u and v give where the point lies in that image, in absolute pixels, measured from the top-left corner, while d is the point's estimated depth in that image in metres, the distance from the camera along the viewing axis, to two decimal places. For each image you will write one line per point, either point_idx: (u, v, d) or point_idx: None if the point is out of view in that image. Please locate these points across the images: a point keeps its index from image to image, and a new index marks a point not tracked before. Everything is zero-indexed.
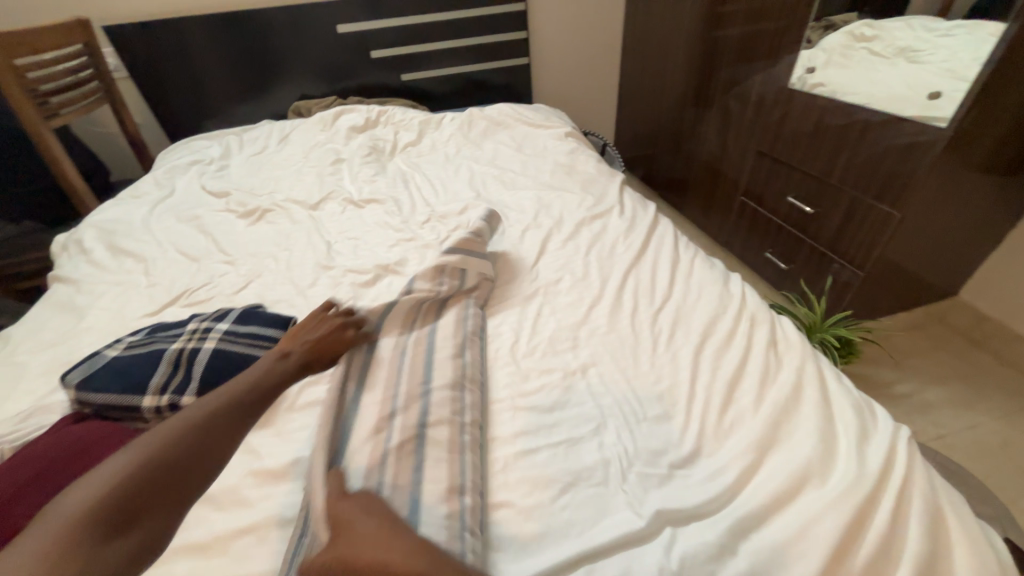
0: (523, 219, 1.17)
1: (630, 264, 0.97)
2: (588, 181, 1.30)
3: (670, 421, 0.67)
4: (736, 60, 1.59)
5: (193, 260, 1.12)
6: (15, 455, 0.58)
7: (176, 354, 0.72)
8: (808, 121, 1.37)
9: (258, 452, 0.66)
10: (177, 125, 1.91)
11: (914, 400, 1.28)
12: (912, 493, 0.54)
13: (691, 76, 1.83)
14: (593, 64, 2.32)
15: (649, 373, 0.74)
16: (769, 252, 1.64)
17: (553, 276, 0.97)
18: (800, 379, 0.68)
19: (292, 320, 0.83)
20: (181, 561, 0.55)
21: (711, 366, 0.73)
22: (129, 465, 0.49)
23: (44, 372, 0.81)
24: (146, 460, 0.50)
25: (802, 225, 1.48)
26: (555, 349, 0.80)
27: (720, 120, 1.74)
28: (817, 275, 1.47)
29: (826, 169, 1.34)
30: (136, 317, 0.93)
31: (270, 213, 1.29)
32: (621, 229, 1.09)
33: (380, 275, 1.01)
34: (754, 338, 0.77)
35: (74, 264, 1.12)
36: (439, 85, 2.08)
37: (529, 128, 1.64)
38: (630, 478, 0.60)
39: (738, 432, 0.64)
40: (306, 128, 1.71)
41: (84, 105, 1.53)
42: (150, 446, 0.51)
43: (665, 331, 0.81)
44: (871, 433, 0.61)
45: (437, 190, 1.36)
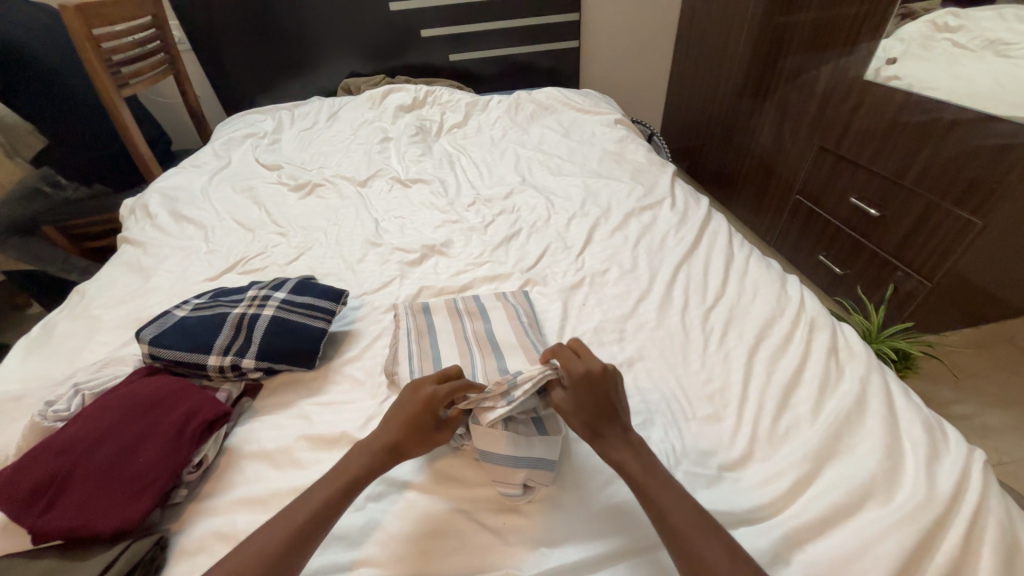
0: (569, 206, 1.15)
1: (681, 258, 0.94)
2: (638, 170, 1.27)
3: (720, 422, 0.65)
4: (806, 48, 1.50)
5: (248, 230, 1.16)
6: (98, 400, 0.63)
7: (238, 319, 0.75)
8: (883, 116, 1.27)
9: (311, 419, 0.68)
10: (233, 97, 1.97)
11: (972, 421, 1.20)
12: (988, 519, 0.50)
13: (753, 65, 1.73)
14: (646, 48, 2.23)
15: (698, 372, 0.72)
16: (823, 255, 1.56)
17: (600, 266, 0.95)
18: (864, 389, 0.65)
19: (344, 293, 0.84)
20: (241, 513, 0.57)
21: (766, 368, 0.71)
22: (274, 533, 0.48)
23: (117, 326, 0.87)
24: (293, 527, 0.49)
25: (864, 229, 1.39)
26: (600, 340, 0.79)
27: (778, 112, 1.66)
28: (876, 283, 1.39)
29: (899, 170, 1.25)
30: (197, 281, 0.98)
31: (320, 187, 1.32)
32: (672, 222, 1.05)
33: (426, 255, 1.03)
34: (814, 343, 0.74)
35: (141, 227, 1.18)
36: (486, 67, 2.06)
37: (577, 114, 1.60)
38: (677, 475, 0.59)
39: (797, 439, 0.61)
40: (355, 106, 1.73)
41: (151, 76, 1.59)
42: (294, 512, 0.50)
43: (716, 331, 0.78)
44: (942, 453, 0.57)
45: (482, 172, 1.36)
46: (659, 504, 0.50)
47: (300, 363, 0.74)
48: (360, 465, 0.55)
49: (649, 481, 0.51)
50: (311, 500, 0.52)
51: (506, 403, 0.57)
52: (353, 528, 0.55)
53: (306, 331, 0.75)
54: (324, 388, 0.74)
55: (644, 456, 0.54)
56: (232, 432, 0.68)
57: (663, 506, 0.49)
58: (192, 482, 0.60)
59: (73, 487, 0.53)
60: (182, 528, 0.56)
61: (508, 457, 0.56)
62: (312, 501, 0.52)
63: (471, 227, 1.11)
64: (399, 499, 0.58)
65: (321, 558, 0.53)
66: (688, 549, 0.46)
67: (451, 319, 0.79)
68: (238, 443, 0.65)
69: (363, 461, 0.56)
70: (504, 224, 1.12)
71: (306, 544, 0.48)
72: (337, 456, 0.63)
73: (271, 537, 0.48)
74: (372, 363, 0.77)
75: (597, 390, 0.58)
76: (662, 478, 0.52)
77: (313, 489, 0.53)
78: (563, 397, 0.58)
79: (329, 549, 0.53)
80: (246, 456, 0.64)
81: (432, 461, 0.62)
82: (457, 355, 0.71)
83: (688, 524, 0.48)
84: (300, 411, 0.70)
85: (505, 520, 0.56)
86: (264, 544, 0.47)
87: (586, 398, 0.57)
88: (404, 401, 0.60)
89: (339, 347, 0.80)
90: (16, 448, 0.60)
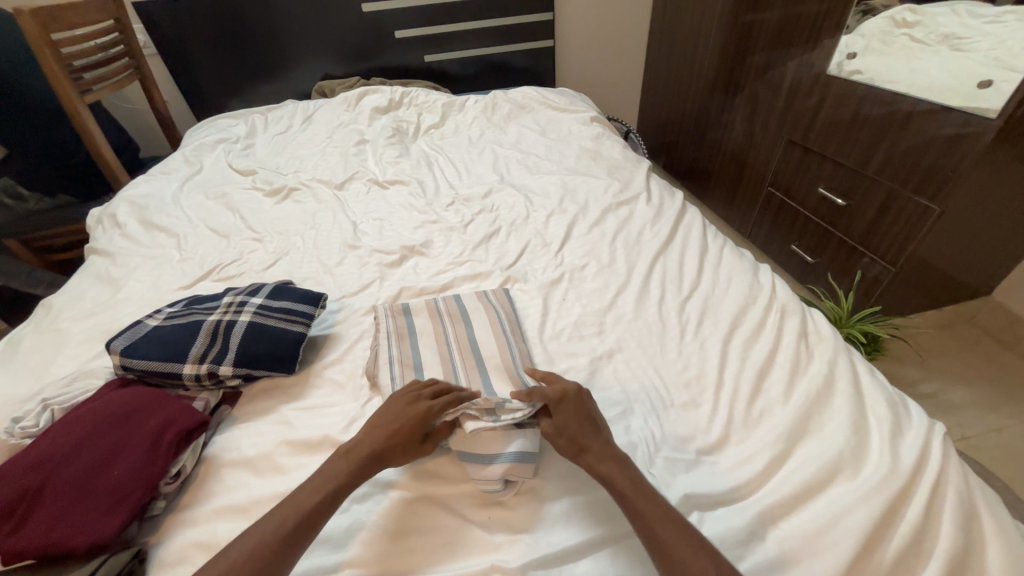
0: (547, 203, 1.16)
1: (657, 251, 0.96)
2: (614, 166, 1.29)
3: (697, 409, 0.67)
4: (772, 45, 1.54)
5: (223, 236, 1.14)
6: (67, 414, 0.61)
7: (213, 326, 0.73)
8: (846, 109, 1.32)
9: (292, 424, 0.68)
10: (203, 102, 1.93)
11: (938, 399, 1.26)
12: (947, 488, 0.53)
13: (723, 63, 1.78)
14: (620, 47, 2.26)
15: (676, 361, 0.73)
16: (795, 245, 1.61)
17: (579, 261, 0.96)
18: (833, 370, 0.68)
19: (323, 296, 0.84)
20: (222, 522, 0.57)
21: (740, 355, 0.73)
22: (251, 544, 0.48)
23: (86, 339, 0.85)
24: (271, 538, 0.48)
25: (832, 219, 1.44)
26: (581, 334, 0.80)
27: (748, 108, 1.71)
28: (844, 270, 1.44)
29: (862, 161, 1.30)
30: (171, 290, 0.96)
31: (296, 191, 1.30)
32: (648, 217, 1.07)
33: (406, 256, 1.03)
34: (785, 328, 0.76)
35: (110, 237, 1.15)
36: (462, 67, 2.06)
37: (553, 112, 1.62)
38: (657, 462, 0.60)
39: (770, 422, 0.63)
40: (330, 108, 1.71)
41: (116, 81, 1.54)
42: (272, 523, 0.49)
43: (693, 320, 0.80)
44: (905, 428, 0.60)
45: (460, 172, 1.36)
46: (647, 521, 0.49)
47: (279, 369, 0.73)
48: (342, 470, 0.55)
49: (635, 494, 0.51)
50: (291, 508, 0.51)
51: (491, 419, 0.59)
52: (336, 531, 0.55)
53: (285, 336, 0.75)
54: (305, 393, 0.73)
55: (629, 468, 0.53)
56: (210, 441, 0.66)
57: (635, 502, 0.50)
58: (169, 493, 0.59)
59: (44, 503, 0.52)
60: (160, 541, 0.55)
61: (491, 455, 0.57)
62: (288, 514, 0.50)
63: (450, 226, 1.12)
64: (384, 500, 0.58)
65: (306, 562, 0.52)
66: (674, 561, 0.46)
67: (432, 319, 0.80)
68: (217, 452, 0.64)
69: (345, 467, 0.55)
70: (483, 223, 1.12)
71: (287, 552, 0.48)
72: (320, 460, 0.63)
73: (248, 548, 0.47)
74: (353, 366, 0.76)
75: (579, 406, 0.59)
76: (647, 490, 0.51)
77: (293, 498, 0.52)
78: (547, 422, 0.59)
79: (313, 553, 0.53)
80: (226, 464, 0.63)
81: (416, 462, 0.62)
82: (440, 355, 0.71)
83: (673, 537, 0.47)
84: (281, 417, 0.69)
85: (489, 514, 0.56)
86: (243, 554, 0.47)
87: (571, 415, 0.58)
88: (389, 413, 0.60)
89: (319, 351, 0.80)
90: None
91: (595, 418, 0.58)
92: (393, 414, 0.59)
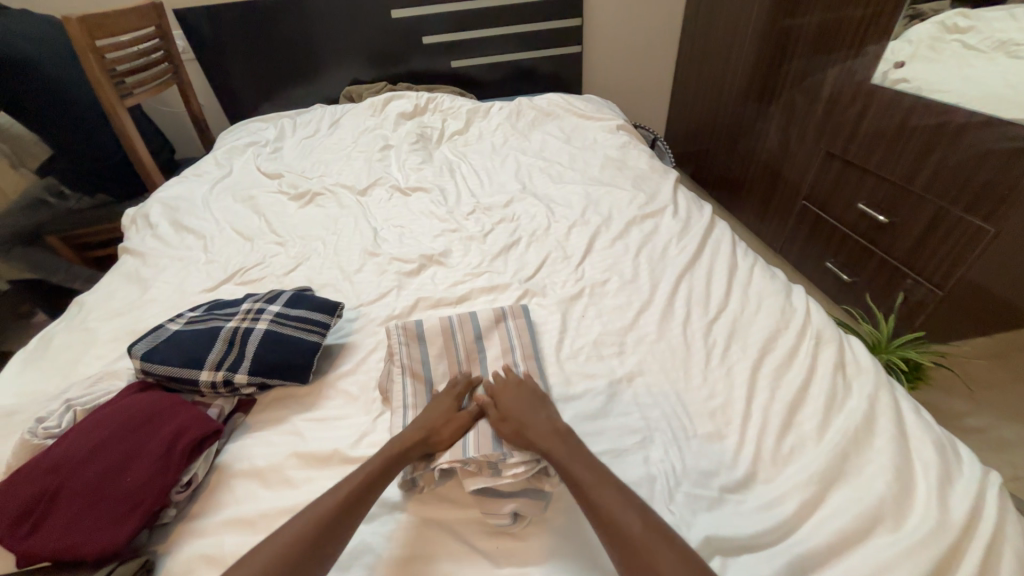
0: (569, 215, 1.13)
1: (683, 268, 0.92)
2: (640, 177, 1.25)
3: (722, 441, 0.63)
4: (812, 50, 1.47)
5: (247, 239, 1.16)
6: (87, 417, 0.62)
7: (231, 333, 0.74)
8: (891, 121, 1.24)
9: (304, 436, 0.67)
10: (237, 105, 1.98)
11: (986, 435, 1.16)
12: (1006, 549, 0.47)
13: (758, 69, 1.71)
14: (649, 52, 2.22)
15: (701, 388, 0.70)
16: (830, 262, 1.53)
17: (600, 276, 0.93)
18: (874, 407, 0.63)
19: (340, 305, 0.83)
20: (230, 534, 0.56)
21: (770, 384, 0.68)
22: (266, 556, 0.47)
23: (112, 338, 0.87)
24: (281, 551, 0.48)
25: (873, 235, 1.36)
26: (600, 353, 0.77)
27: (783, 116, 1.64)
28: (885, 291, 1.36)
29: (908, 175, 1.22)
30: (195, 292, 0.98)
31: (320, 196, 1.31)
32: (674, 231, 1.03)
33: (424, 265, 1.02)
34: (820, 357, 0.71)
35: (142, 237, 1.19)
36: (488, 73, 2.05)
37: (578, 120, 1.59)
38: (677, 498, 0.56)
39: (803, 460, 0.59)
40: (357, 113, 1.73)
41: (154, 85, 1.60)
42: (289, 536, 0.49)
43: (719, 344, 0.76)
44: (955, 476, 0.55)
45: (483, 180, 1.35)
46: (573, 475, 0.54)
47: (293, 379, 0.73)
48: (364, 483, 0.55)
49: (560, 449, 0.57)
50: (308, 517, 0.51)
51: (495, 475, 0.58)
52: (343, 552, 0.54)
53: (301, 345, 0.74)
54: (318, 403, 0.73)
55: (640, 509, 0.51)
56: (223, 448, 0.67)
57: (644, 549, 0.47)
58: (180, 502, 0.59)
59: (60, 507, 0.52)
60: (169, 550, 0.55)
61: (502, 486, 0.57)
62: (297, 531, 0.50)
63: (470, 235, 1.10)
64: (392, 520, 0.57)
65: None
66: None
67: (447, 334, 0.78)
68: (229, 461, 0.64)
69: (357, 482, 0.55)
70: (503, 233, 1.10)
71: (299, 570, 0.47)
72: (330, 475, 0.62)
73: (258, 564, 0.47)
74: (367, 378, 0.76)
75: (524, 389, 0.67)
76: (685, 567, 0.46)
77: (306, 511, 0.52)
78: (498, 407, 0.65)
79: None
80: (237, 474, 0.63)
81: (425, 485, 0.61)
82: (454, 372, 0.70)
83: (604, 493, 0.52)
84: (293, 427, 0.68)
85: (498, 543, 0.54)
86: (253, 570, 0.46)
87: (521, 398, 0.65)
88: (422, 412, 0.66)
89: (334, 361, 0.79)
90: (6, 464, 0.60)
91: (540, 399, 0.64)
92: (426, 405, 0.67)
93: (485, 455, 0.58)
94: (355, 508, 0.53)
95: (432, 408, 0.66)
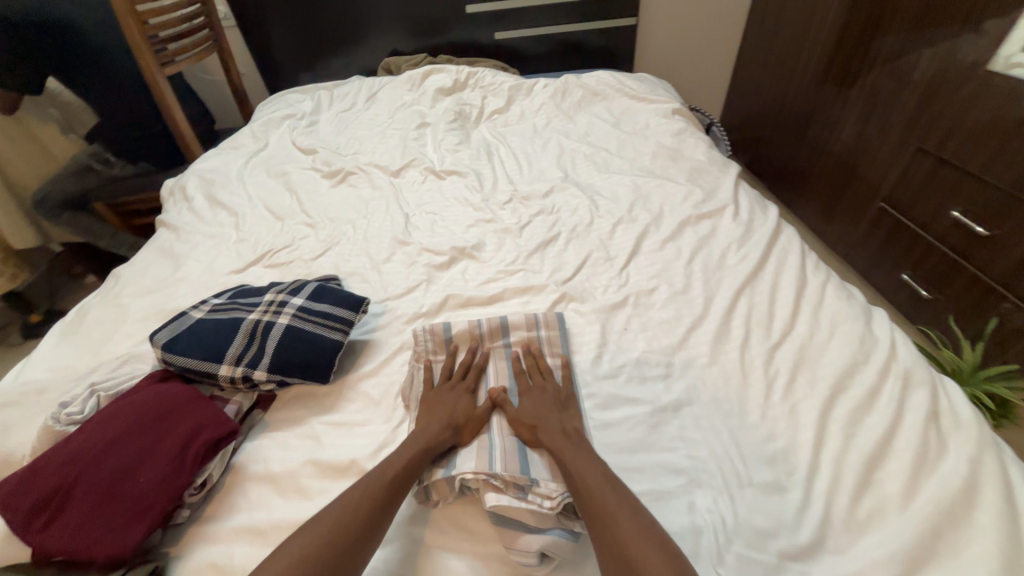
0: (614, 209, 1.03)
1: (743, 279, 0.82)
2: (696, 170, 1.12)
3: (783, 495, 0.54)
4: (911, 26, 1.27)
5: (278, 219, 1.13)
6: (109, 405, 0.61)
7: (252, 326, 0.71)
8: (1005, 114, 1.06)
9: (321, 441, 0.64)
10: (276, 75, 1.95)
11: None
12: None
13: (841, 46, 1.50)
14: (712, 25, 2.01)
15: (759, 427, 0.61)
16: (908, 275, 1.37)
17: (647, 283, 0.84)
18: (977, 473, 0.52)
19: (365, 300, 0.79)
20: (240, 544, 0.54)
21: (843, 431, 0.59)
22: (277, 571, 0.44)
23: (143, 317, 0.86)
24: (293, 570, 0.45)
25: (965, 248, 1.19)
26: (643, 374, 0.69)
27: (866, 103, 1.44)
28: (975, 313, 1.19)
29: (1019, 180, 1.04)
30: (224, 273, 0.96)
31: (352, 175, 1.27)
32: (734, 236, 0.92)
33: (455, 258, 0.96)
34: (908, 402, 0.61)
35: (178, 210, 1.18)
36: (533, 45, 1.92)
37: (630, 101, 1.45)
38: (727, 559, 0.49)
39: (883, 532, 0.50)
40: (394, 86, 1.66)
41: (195, 53, 1.57)
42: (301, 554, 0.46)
43: (783, 374, 0.67)
44: None
45: (521, 165, 1.26)
46: (615, 529, 0.47)
47: (313, 377, 0.69)
48: (377, 507, 0.51)
49: (593, 482, 0.52)
50: (321, 536, 0.48)
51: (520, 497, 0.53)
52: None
53: (322, 343, 0.71)
54: (337, 405, 0.69)
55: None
56: (241, 447, 0.64)
57: None
58: (195, 503, 0.57)
59: (74, 503, 0.51)
60: (181, 554, 0.54)
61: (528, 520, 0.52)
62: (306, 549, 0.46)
63: (506, 227, 1.03)
64: (407, 545, 0.53)
65: None
66: None
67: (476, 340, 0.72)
68: (245, 462, 0.62)
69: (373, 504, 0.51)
70: (541, 227, 1.02)
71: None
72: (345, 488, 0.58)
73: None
74: (389, 381, 0.71)
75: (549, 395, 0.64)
76: None
77: (320, 528, 0.49)
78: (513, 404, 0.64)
79: None
80: (251, 477, 0.60)
81: (445, 507, 0.57)
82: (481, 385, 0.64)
83: (610, 501, 0.50)
84: (310, 430, 0.65)
85: None
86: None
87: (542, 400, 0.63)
88: (435, 402, 0.64)
89: (356, 359, 0.76)
90: (30, 450, 0.59)
91: (561, 401, 0.63)
92: (436, 391, 0.66)
93: (512, 474, 0.54)
94: (368, 531, 0.49)
95: (449, 399, 0.65)
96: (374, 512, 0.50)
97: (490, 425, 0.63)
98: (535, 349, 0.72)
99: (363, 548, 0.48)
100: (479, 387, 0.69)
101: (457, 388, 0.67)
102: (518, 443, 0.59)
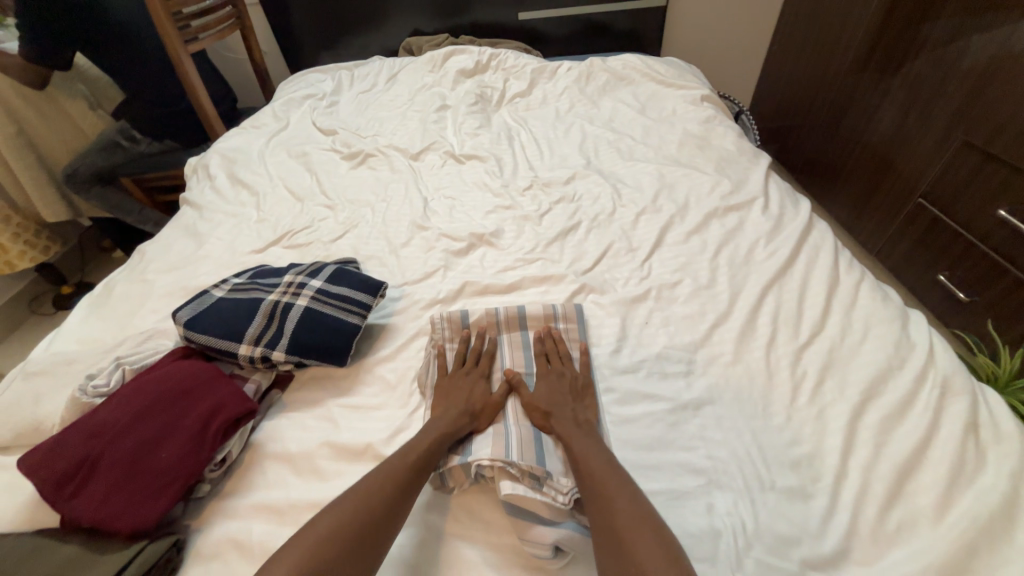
0: (638, 199, 1.00)
1: (771, 276, 0.79)
2: (725, 160, 1.08)
3: (807, 502, 0.53)
4: (965, 9, 1.18)
5: (298, 200, 1.13)
6: (133, 379, 0.62)
7: (271, 307, 0.71)
8: None
9: (338, 425, 0.64)
10: (297, 55, 1.94)
11: None
12: None
13: (886, 30, 1.41)
14: (746, 8, 1.92)
15: (783, 430, 0.59)
16: (945, 276, 1.30)
17: (670, 276, 0.82)
18: (1018, 490, 0.49)
19: (383, 285, 0.78)
20: (257, 522, 0.55)
21: (873, 438, 0.57)
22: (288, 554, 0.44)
23: (167, 293, 0.88)
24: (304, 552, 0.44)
25: (1009, 249, 1.12)
26: (664, 371, 0.67)
27: (910, 92, 1.36)
28: (1015, 318, 1.13)
29: None
30: (245, 252, 0.97)
31: (372, 157, 1.26)
32: (763, 230, 0.88)
33: (474, 245, 0.94)
34: (945, 411, 0.58)
35: (201, 188, 1.19)
36: (558, 27, 1.86)
37: (657, 87, 1.40)
38: (746, 564, 0.48)
39: (911, 546, 0.48)
40: (415, 67, 1.63)
41: (218, 31, 1.57)
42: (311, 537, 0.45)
43: (811, 376, 0.64)
44: None
45: (543, 151, 1.23)
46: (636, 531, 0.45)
47: (330, 360, 0.69)
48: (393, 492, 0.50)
49: (610, 481, 0.50)
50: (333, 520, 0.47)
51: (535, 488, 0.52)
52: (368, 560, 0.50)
53: (340, 326, 0.71)
54: (353, 389, 0.69)
55: None
56: (259, 425, 0.65)
57: None
58: (214, 478, 0.58)
59: (99, 474, 0.52)
60: (201, 528, 0.55)
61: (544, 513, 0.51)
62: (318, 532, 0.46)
63: (525, 215, 1.01)
64: (421, 532, 0.53)
65: None
66: None
67: None
68: (263, 441, 0.63)
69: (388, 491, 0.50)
70: (561, 215, 1.00)
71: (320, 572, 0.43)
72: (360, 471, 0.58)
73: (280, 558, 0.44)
74: (405, 367, 0.71)
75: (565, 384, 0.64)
76: None
77: (334, 512, 0.48)
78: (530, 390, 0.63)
79: None
80: (269, 456, 0.61)
81: (460, 495, 0.57)
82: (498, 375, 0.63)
83: (623, 496, 0.48)
84: (327, 412, 0.66)
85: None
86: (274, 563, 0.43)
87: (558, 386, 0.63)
88: (450, 389, 0.64)
89: (373, 343, 0.76)
90: (59, 419, 0.61)
91: (577, 388, 0.63)
92: (451, 377, 0.66)
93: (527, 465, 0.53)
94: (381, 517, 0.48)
95: (465, 384, 0.65)
96: (388, 498, 0.50)
97: (507, 409, 0.63)
98: (554, 331, 0.71)
99: (380, 537, 0.47)
100: (493, 371, 0.69)
101: (472, 374, 0.66)
102: (535, 435, 0.58)
